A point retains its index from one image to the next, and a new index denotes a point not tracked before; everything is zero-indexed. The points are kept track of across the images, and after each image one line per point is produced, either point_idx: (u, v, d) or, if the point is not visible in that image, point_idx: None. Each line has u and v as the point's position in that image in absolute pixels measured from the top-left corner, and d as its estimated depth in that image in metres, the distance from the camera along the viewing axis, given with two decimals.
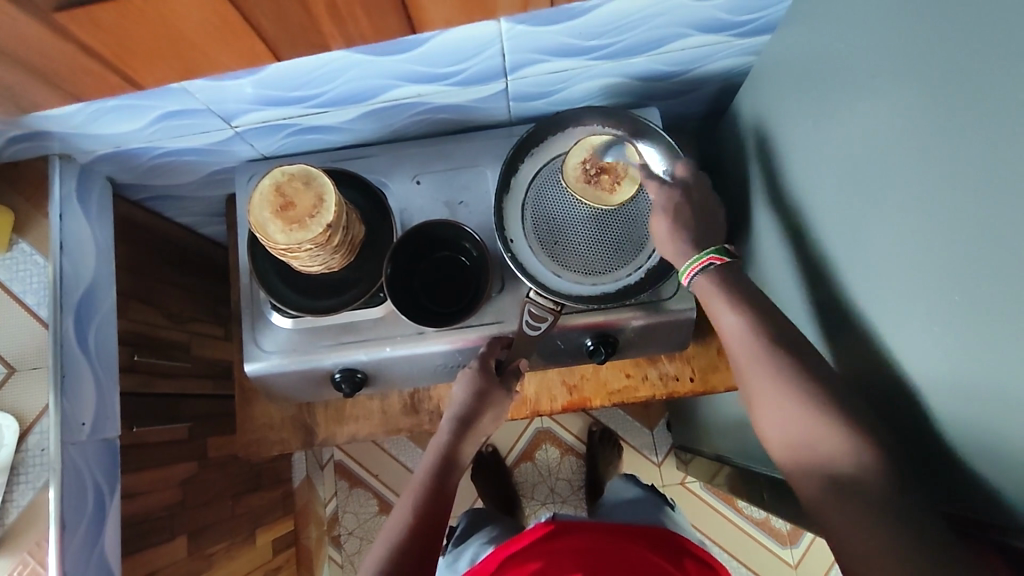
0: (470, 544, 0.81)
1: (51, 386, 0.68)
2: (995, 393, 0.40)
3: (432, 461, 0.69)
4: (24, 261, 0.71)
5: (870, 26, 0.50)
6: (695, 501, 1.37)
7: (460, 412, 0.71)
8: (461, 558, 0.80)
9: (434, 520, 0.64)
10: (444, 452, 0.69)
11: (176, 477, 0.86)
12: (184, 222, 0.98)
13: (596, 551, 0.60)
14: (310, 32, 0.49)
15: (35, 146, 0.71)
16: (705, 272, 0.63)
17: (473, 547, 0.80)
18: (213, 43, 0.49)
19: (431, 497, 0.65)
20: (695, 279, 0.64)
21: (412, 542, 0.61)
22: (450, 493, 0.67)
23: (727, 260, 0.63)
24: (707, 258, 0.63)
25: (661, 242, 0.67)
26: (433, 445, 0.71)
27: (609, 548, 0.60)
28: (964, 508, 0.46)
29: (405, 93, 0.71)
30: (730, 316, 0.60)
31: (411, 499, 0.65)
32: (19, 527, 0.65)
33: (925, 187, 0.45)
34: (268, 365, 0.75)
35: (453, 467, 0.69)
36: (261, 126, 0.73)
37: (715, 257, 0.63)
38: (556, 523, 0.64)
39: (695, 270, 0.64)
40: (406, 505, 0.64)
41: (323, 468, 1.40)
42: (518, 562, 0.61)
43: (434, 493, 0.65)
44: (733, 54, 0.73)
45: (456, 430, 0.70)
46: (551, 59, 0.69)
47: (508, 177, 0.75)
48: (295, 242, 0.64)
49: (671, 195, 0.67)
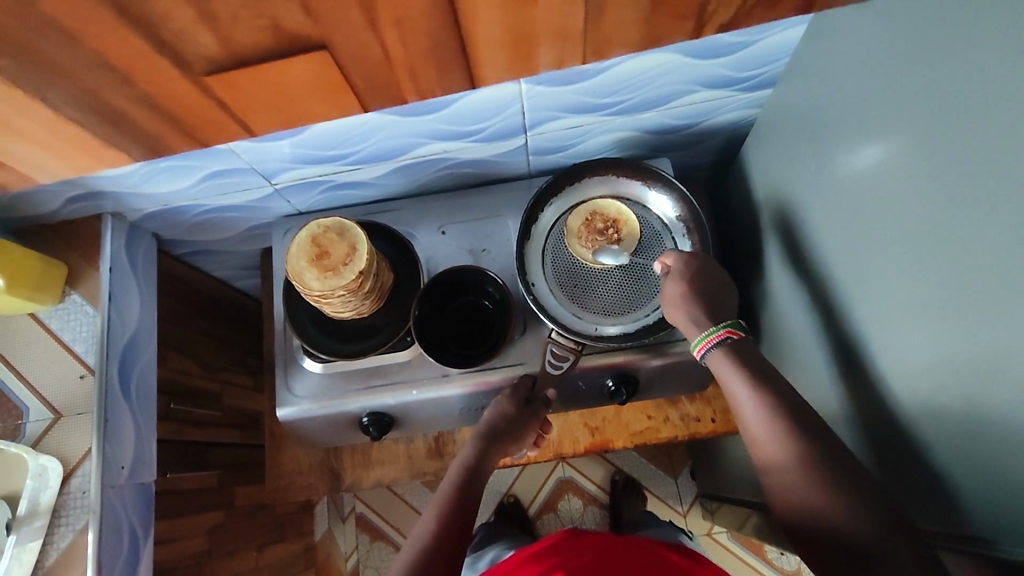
0: (491, 549, 0.94)
1: (96, 429, 0.71)
2: (1013, 407, 0.42)
3: (457, 472, 0.70)
4: (75, 311, 0.76)
5: (863, 78, 0.54)
6: (721, 551, 1.35)
7: (485, 427, 0.72)
8: (483, 558, 0.92)
9: (459, 526, 0.64)
10: (468, 467, 0.70)
11: (204, 525, 0.87)
12: (220, 275, 1.03)
13: (609, 542, 0.66)
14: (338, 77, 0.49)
15: (91, 206, 0.76)
16: (722, 345, 0.63)
17: (495, 551, 0.93)
18: (294, 90, 0.48)
19: (458, 504, 0.66)
20: (708, 353, 0.65)
21: (437, 546, 0.61)
22: (475, 507, 0.67)
23: (742, 335, 0.64)
24: (723, 330, 0.64)
25: (670, 304, 0.69)
26: (458, 461, 0.71)
27: (632, 553, 0.65)
28: (994, 530, 0.46)
29: (432, 150, 0.76)
30: (750, 396, 0.59)
31: (439, 507, 0.65)
32: (58, 568, 0.67)
33: (928, 220, 0.48)
34: (299, 410, 0.78)
35: (479, 484, 0.69)
36: (298, 184, 0.79)
37: (731, 331, 0.64)
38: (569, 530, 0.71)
39: (708, 344, 0.64)
40: (432, 517, 0.65)
41: (344, 520, 1.41)
42: (532, 561, 0.66)
43: (461, 505, 0.66)
44: (738, 107, 0.78)
45: (481, 444, 0.72)
46: (568, 115, 0.74)
47: (529, 225, 0.79)
48: (329, 288, 0.68)
49: (684, 265, 0.70)
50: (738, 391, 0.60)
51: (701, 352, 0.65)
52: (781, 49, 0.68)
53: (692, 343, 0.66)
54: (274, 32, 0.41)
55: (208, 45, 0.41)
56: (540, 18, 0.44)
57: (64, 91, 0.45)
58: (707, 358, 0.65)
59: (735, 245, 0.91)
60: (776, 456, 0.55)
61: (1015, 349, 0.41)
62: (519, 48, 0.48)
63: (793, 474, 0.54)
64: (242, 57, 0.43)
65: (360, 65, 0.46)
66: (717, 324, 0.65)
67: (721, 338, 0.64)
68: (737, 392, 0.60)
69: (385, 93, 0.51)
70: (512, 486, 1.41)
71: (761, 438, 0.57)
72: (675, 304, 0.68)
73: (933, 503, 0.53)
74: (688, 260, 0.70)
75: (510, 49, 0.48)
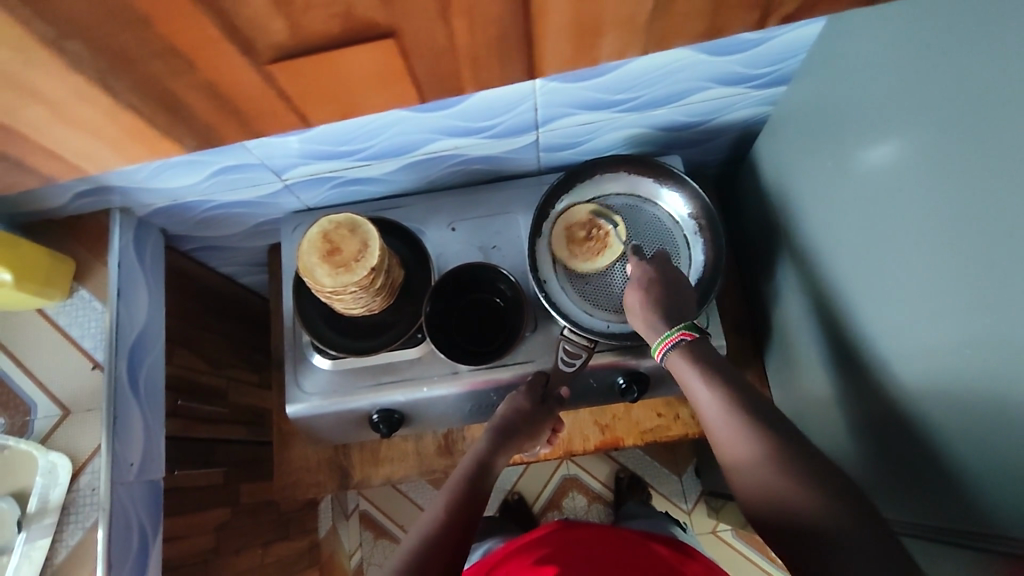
0: (483, 543, 0.95)
1: (104, 427, 0.70)
2: None
3: (468, 464, 0.69)
4: (83, 307, 0.75)
5: (878, 74, 0.54)
6: (727, 549, 1.35)
7: (499, 421, 0.72)
8: (474, 551, 0.94)
9: (467, 517, 0.63)
10: (479, 460, 0.69)
11: (211, 523, 0.86)
12: (226, 272, 1.03)
13: (591, 537, 0.68)
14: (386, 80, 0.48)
15: (98, 201, 0.76)
16: (678, 348, 0.63)
17: (487, 543, 0.93)
18: (341, 82, 0.47)
19: (467, 495, 0.65)
20: (667, 355, 0.64)
21: (444, 535, 0.61)
22: (483, 501, 0.66)
23: (697, 335, 0.64)
24: (678, 333, 0.64)
25: (632, 312, 0.69)
26: (470, 453, 0.71)
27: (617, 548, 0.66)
28: (1006, 531, 0.46)
29: (443, 145, 0.76)
30: (711, 400, 0.59)
31: (448, 497, 0.65)
32: (68, 566, 0.67)
33: (944, 218, 0.48)
34: (308, 406, 0.77)
35: (489, 478, 0.69)
36: (308, 180, 0.78)
37: (686, 333, 0.64)
38: (559, 523, 0.72)
39: (666, 347, 0.64)
40: (439, 506, 0.64)
41: (348, 517, 1.41)
42: (521, 552, 0.68)
43: (471, 494, 0.65)
44: (751, 104, 0.78)
45: (493, 437, 0.71)
46: (579, 112, 0.73)
47: (541, 221, 0.78)
48: (341, 285, 0.68)
49: (646, 274, 0.69)
50: (700, 395, 0.60)
51: (662, 354, 0.65)
52: (795, 46, 0.68)
53: (652, 346, 0.66)
54: (346, 20, 0.40)
55: (247, 36, 0.40)
56: (609, 6, 0.43)
57: (77, 84, 0.44)
58: (666, 360, 0.65)
59: (746, 243, 0.91)
60: (738, 453, 0.55)
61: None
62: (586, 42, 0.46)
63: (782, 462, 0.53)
64: (283, 48, 0.42)
65: (399, 62, 0.46)
66: (671, 327, 0.65)
67: (677, 341, 0.64)
68: (699, 396, 0.60)
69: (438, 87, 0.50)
70: (516, 483, 1.41)
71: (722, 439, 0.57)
72: (635, 312, 0.68)
73: (945, 503, 0.53)
74: (649, 270, 0.70)
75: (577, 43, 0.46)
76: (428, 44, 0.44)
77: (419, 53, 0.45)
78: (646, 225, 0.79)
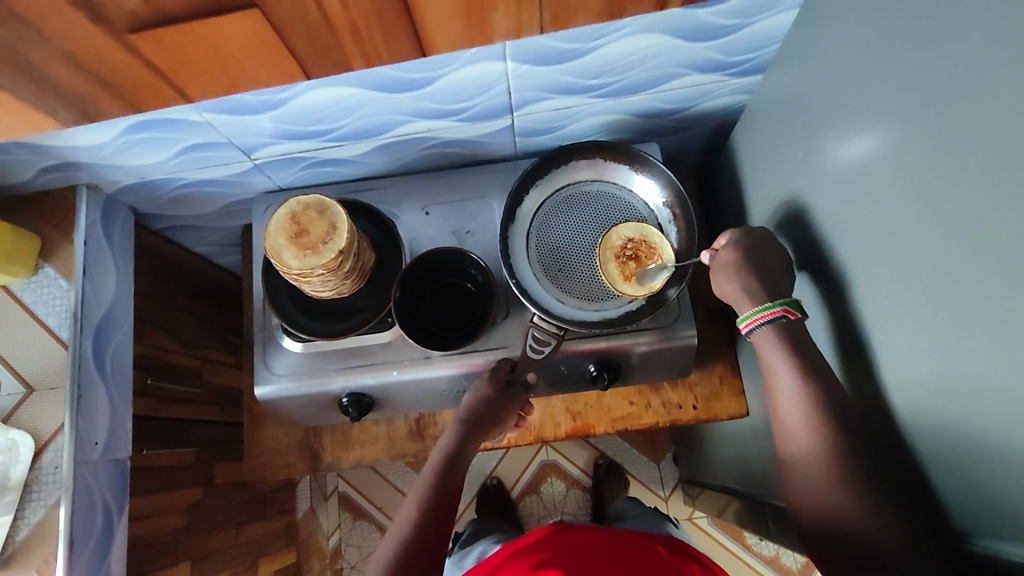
0: (479, 544, 0.96)
1: (68, 406, 0.70)
2: (989, 391, 0.42)
3: (438, 459, 0.71)
4: (48, 284, 0.74)
5: (853, 64, 0.53)
6: (704, 536, 1.36)
7: (465, 413, 0.73)
8: (469, 555, 0.93)
9: (441, 517, 0.66)
10: (448, 454, 0.71)
11: (182, 502, 0.86)
12: (201, 251, 1.02)
13: (593, 538, 0.68)
14: (333, 51, 0.47)
15: (64, 177, 0.74)
16: (771, 324, 0.63)
17: (481, 547, 0.94)
18: (242, 62, 0.47)
19: (440, 493, 0.68)
20: (756, 329, 0.64)
21: (420, 539, 0.63)
22: (456, 495, 0.69)
23: (799, 316, 0.63)
24: (779, 309, 0.63)
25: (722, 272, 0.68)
26: (439, 446, 0.73)
27: (623, 547, 0.66)
28: (969, 526, 0.47)
29: (416, 128, 0.75)
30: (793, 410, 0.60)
31: (418, 499, 0.67)
32: (30, 542, 0.67)
33: (915, 214, 0.47)
34: (277, 389, 0.77)
35: (459, 471, 0.71)
36: (279, 159, 0.77)
37: (787, 310, 0.63)
38: (559, 524, 0.73)
39: (757, 321, 0.64)
40: (413, 505, 0.67)
41: (327, 499, 1.41)
42: (519, 555, 0.68)
43: (443, 492, 0.68)
44: (728, 92, 0.77)
45: (461, 430, 0.73)
46: (554, 97, 0.72)
47: (514, 207, 0.77)
48: (309, 267, 0.67)
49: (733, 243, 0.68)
50: (783, 386, 0.61)
51: (750, 327, 0.65)
52: (772, 34, 0.67)
53: (742, 315, 0.66)
54: None
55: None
56: None
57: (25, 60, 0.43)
58: (753, 334, 0.65)
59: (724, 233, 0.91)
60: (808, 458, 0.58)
61: (1003, 353, 0.40)
62: (474, 14, 0.46)
63: (820, 465, 0.57)
64: (138, 16, 0.41)
65: (313, 38, 0.45)
66: (773, 300, 0.64)
67: (777, 316, 0.63)
68: (783, 387, 0.61)
69: (335, 62, 0.49)
70: (496, 468, 1.41)
71: (801, 452, 0.59)
72: (726, 273, 0.68)
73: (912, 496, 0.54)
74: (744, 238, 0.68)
75: (464, 15, 0.46)
76: (326, 15, 0.43)
77: (325, 27, 0.44)
78: (621, 212, 0.78)
